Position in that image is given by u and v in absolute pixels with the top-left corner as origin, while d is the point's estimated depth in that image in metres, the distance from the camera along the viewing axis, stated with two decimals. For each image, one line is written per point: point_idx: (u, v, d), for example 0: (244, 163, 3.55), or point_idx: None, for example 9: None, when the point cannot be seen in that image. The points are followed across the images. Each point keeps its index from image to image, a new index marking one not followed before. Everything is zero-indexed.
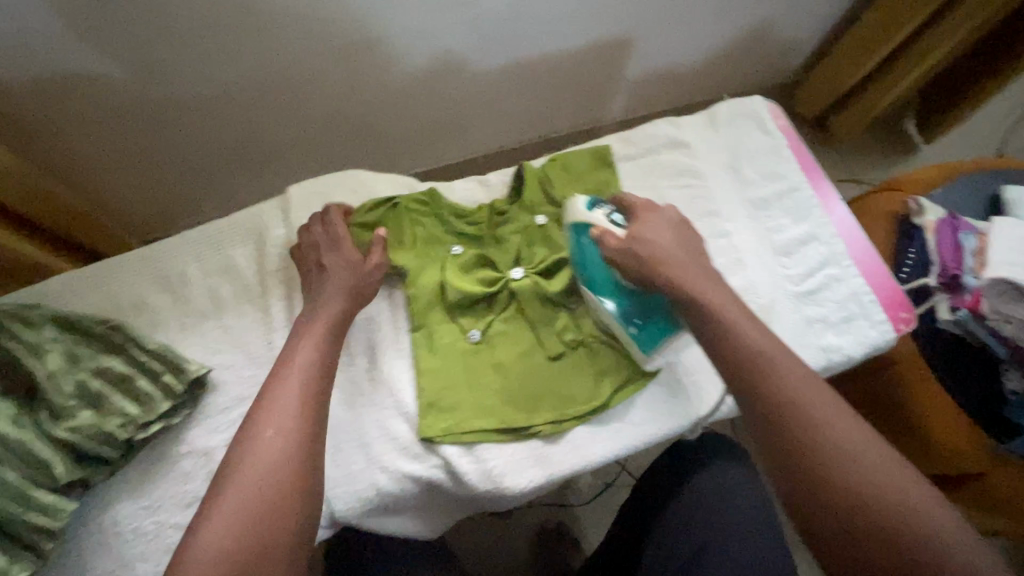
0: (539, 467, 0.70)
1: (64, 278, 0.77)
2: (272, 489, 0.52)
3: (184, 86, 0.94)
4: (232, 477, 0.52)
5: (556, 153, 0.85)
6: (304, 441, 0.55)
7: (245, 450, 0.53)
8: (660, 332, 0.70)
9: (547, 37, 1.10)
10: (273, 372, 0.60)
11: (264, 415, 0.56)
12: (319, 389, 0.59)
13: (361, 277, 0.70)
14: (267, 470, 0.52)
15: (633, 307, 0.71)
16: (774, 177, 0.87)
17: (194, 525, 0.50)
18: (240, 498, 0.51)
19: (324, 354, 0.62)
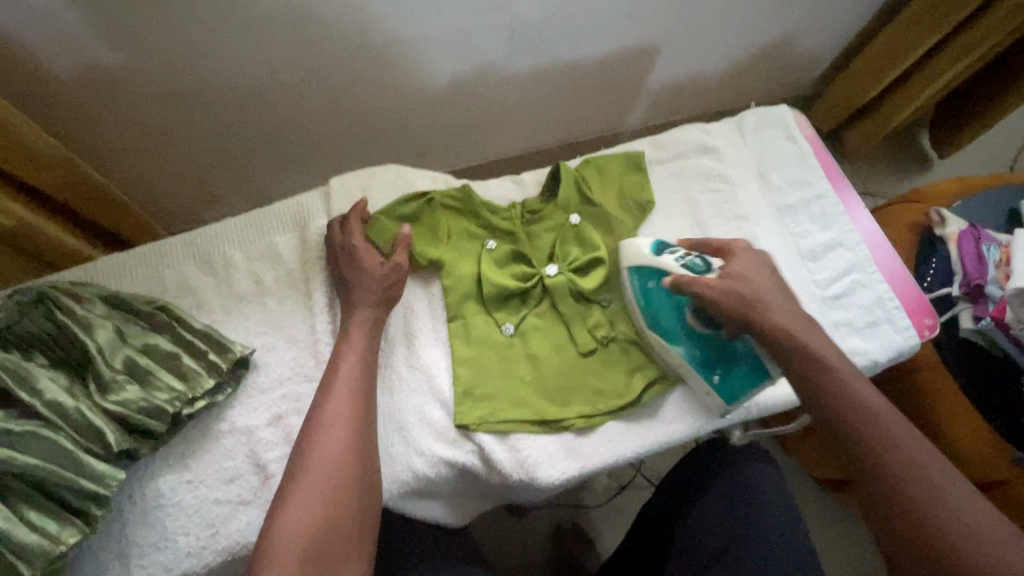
0: (571, 460, 0.72)
1: (110, 260, 0.79)
2: (340, 471, 0.57)
3: (227, 82, 0.95)
4: (302, 460, 0.58)
5: (590, 154, 0.87)
6: (362, 429, 0.61)
7: (313, 437, 0.59)
8: (749, 380, 0.70)
9: (577, 42, 1.13)
10: (328, 369, 0.65)
11: (325, 406, 0.61)
12: (369, 384, 0.65)
13: (396, 271, 0.73)
14: (334, 456, 0.58)
15: (712, 355, 0.72)
16: (801, 185, 0.89)
17: (274, 506, 0.55)
18: (312, 479, 0.56)
19: (371, 353, 0.68)
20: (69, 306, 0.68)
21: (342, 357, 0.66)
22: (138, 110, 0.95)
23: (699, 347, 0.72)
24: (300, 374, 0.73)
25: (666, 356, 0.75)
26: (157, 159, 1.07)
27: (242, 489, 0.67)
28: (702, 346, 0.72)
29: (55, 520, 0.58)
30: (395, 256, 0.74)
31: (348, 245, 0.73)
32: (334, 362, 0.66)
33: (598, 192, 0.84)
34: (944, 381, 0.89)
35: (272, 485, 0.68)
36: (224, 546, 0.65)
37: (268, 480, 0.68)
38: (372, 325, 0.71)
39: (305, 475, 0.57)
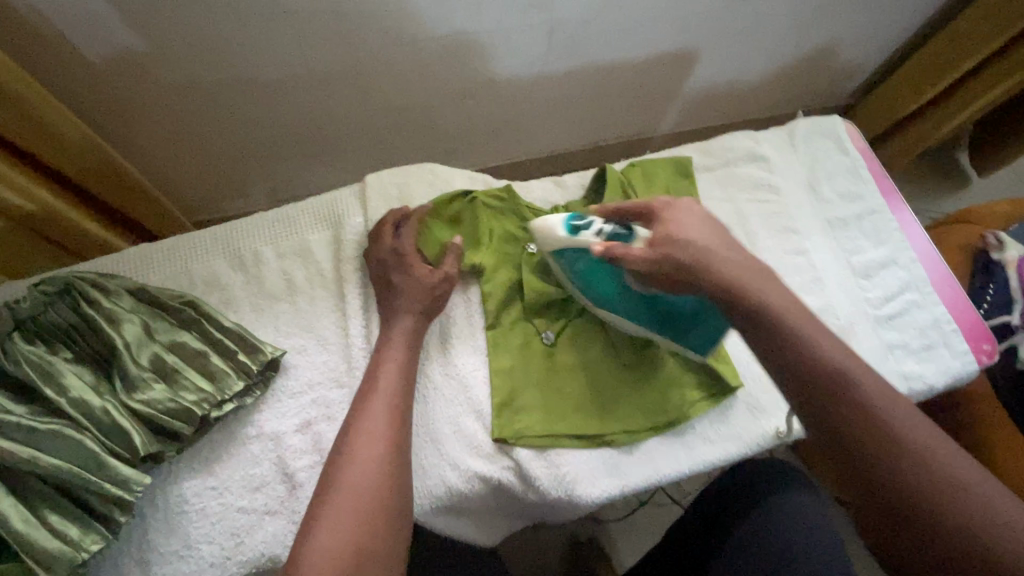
0: (611, 477, 0.69)
1: (138, 251, 0.77)
2: (374, 487, 0.54)
3: (257, 74, 0.92)
4: (336, 473, 0.55)
5: (635, 159, 0.85)
6: (398, 443, 0.58)
7: (348, 450, 0.56)
8: (709, 329, 0.68)
9: (618, 44, 1.09)
10: (365, 380, 0.63)
11: (362, 418, 0.59)
12: (407, 395, 0.63)
13: (446, 281, 0.71)
14: (369, 473, 0.55)
15: (664, 316, 0.69)
16: (853, 198, 0.85)
17: (310, 521, 0.52)
18: (346, 496, 0.53)
19: (409, 362, 0.65)
20: (96, 299, 0.66)
21: (380, 366, 0.64)
22: (166, 98, 0.92)
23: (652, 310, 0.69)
24: (330, 378, 0.70)
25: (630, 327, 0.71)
26: (182, 149, 1.04)
27: (268, 498, 0.64)
28: (652, 310, 0.69)
29: (78, 525, 0.56)
30: (446, 265, 0.71)
31: (396, 249, 0.71)
32: (371, 372, 0.63)
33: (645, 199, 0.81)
34: (999, 414, 0.86)
35: (299, 495, 0.65)
36: (248, 557, 0.62)
37: (295, 489, 0.65)
38: (409, 330, 0.68)
39: (338, 490, 0.54)
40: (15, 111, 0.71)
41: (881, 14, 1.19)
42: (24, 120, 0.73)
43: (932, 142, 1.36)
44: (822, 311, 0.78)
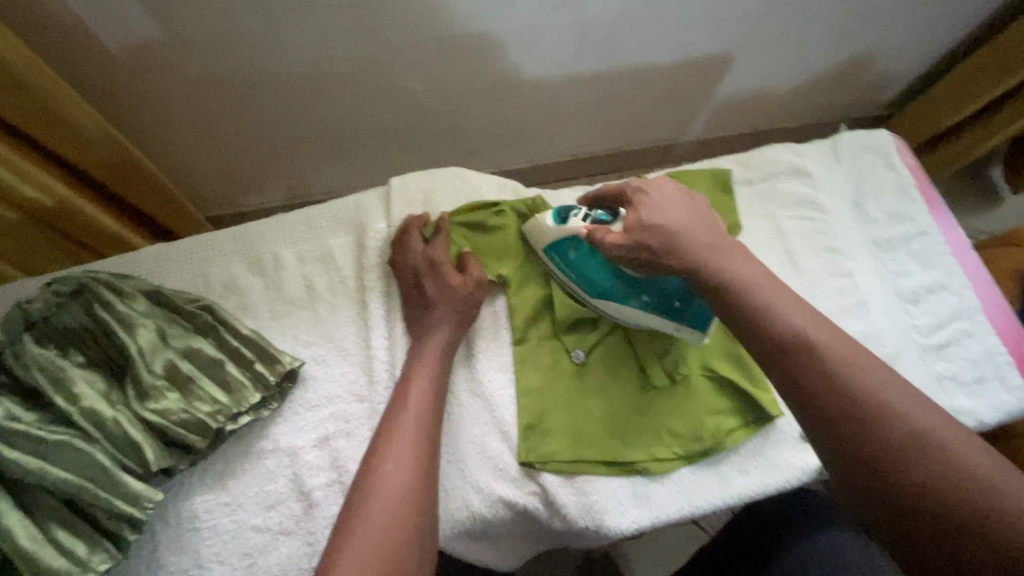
0: (641, 507, 0.66)
1: (155, 251, 0.74)
2: (399, 519, 0.51)
3: (278, 69, 0.89)
4: (361, 503, 0.52)
5: (672, 170, 0.81)
6: (423, 471, 0.55)
7: (373, 479, 0.53)
8: (696, 310, 0.66)
9: (652, 48, 1.04)
10: (392, 403, 0.60)
11: (388, 443, 0.56)
12: (435, 418, 0.60)
13: (478, 290, 0.69)
14: (394, 499, 0.52)
15: (650, 298, 0.66)
16: (901, 218, 0.81)
17: (332, 548, 0.49)
18: (371, 522, 0.50)
19: (437, 382, 0.62)
20: (111, 302, 0.63)
21: (407, 386, 0.61)
22: (185, 90, 0.89)
23: (640, 294, 0.67)
24: (351, 392, 0.67)
25: (621, 315, 0.69)
26: (199, 143, 1.01)
27: (283, 517, 0.61)
28: (639, 293, 0.67)
29: (86, 542, 0.53)
30: (473, 271, 0.69)
31: (430, 256, 0.69)
32: (399, 394, 0.60)
33: None
34: None
35: (315, 516, 0.62)
36: None
37: (312, 508, 0.62)
38: (434, 345, 0.65)
39: (362, 515, 0.50)
40: (28, 103, 0.68)
41: (928, 23, 1.12)
42: (39, 112, 0.70)
43: (971, 158, 1.28)
44: (866, 338, 0.74)
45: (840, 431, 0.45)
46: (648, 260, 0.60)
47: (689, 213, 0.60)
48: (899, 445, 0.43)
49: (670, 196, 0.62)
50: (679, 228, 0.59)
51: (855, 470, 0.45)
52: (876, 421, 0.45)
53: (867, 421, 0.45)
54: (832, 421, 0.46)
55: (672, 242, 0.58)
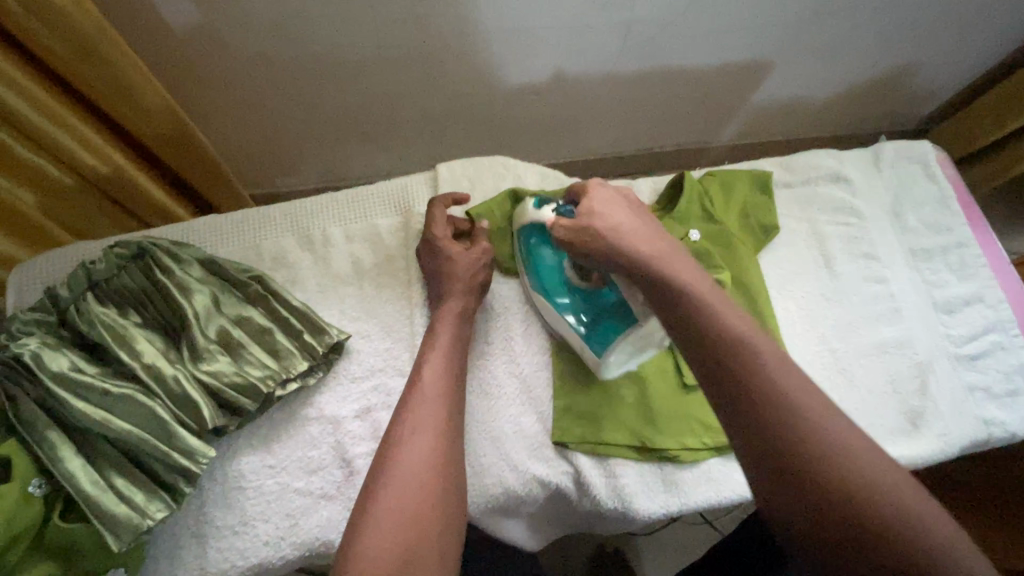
0: (669, 494, 0.67)
1: (207, 221, 0.77)
2: (428, 481, 0.53)
3: (328, 48, 0.90)
4: (383, 477, 0.52)
5: (715, 169, 0.83)
6: (448, 446, 0.56)
7: (395, 453, 0.54)
8: (612, 328, 0.66)
9: (696, 50, 1.04)
10: (410, 381, 0.60)
11: (411, 419, 0.56)
12: (455, 394, 0.61)
13: (484, 258, 0.71)
14: (427, 462, 0.54)
15: (582, 304, 0.69)
16: (939, 229, 0.81)
17: (366, 500, 0.51)
18: (401, 482, 0.52)
19: (456, 360, 0.64)
20: (169, 266, 0.66)
21: (424, 364, 0.62)
22: (236, 69, 0.91)
23: (574, 297, 0.70)
24: (393, 366, 0.69)
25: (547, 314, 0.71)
26: (244, 121, 1.03)
27: (325, 482, 0.64)
28: (575, 296, 0.70)
29: (143, 492, 0.56)
30: (481, 242, 0.72)
31: (430, 239, 0.71)
32: (419, 365, 0.62)
33: (721, 211, 0.80)
34: None
35: (356, 483, 0.64)
36: (303, 540, 0.61)
37: (353, 476, 0.64)
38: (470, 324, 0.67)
39: (394, 474, 0.52)
40: (102, 76, 0.71)
41: (972, 39, 1.11)
42: (111, 86, 0.72)
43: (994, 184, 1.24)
44: (900, 344, 0.75)
45: (775, 459, 0.44)
46: (591, 248, 0.58)
47: (645, 223, 0.59)
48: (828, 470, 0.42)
49: (625, 196, 0.62)
50: (629, 227, 0.58)
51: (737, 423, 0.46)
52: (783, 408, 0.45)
53: (805, 446, 0.43)
54: (771, 450, 0.44)
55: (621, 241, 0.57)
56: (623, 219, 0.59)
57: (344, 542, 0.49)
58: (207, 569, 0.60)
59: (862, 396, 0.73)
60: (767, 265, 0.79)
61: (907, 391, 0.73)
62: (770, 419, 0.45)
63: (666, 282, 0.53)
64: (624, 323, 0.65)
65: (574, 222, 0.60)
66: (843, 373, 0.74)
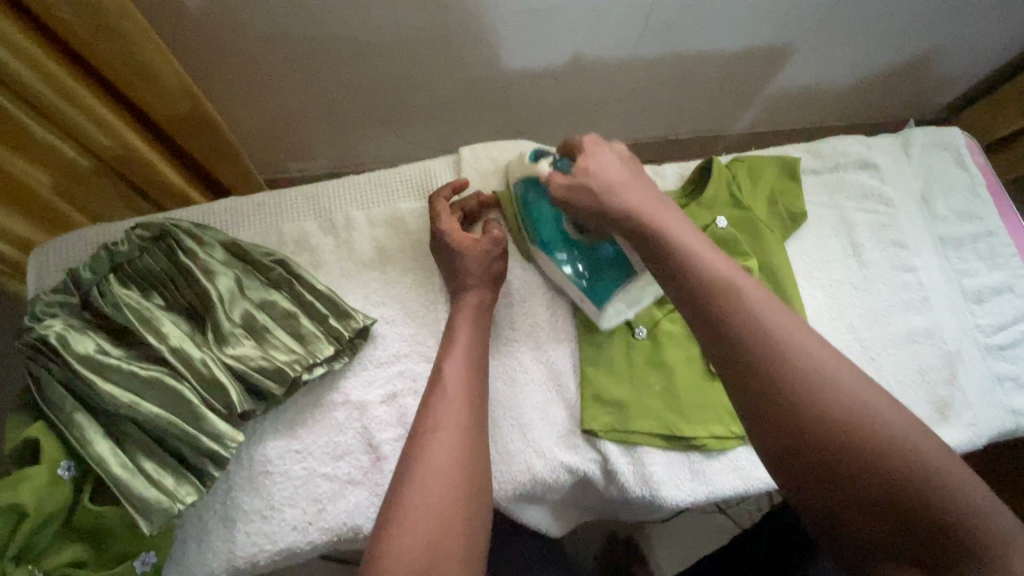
0: (696, 482, 0.67)
1: (229, 203, 0.75)
2: (460, 463, 0.52)
3: (346, 28, 0.88)
4: (415, 457, 0.52)
5: (743, 155, 0.82)
6: (476, 436, 0.54)
7: (423, 445, 0.52)
8: (614, 281, 0.67)
9: (720, 34, 1.01)
10: (434, 375, 0.59)
11: (437, 412, 0.55)
12: (480, 384, 0.60)
13: (496, 246, 0.69)
14: (458, 443, 0.53)
15: (581, 260, 0.69)
16: (969, 217, 0.81)
17: (399, 481, 0.50)
18: (433, 462, 0.51)
19: (479, 348, 0.63)
20: (191, 248, 0.65)
21: (447, 356, 0.60)
22: (251, 49, 0.89)
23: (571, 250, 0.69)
24: (418, 352, 0.68)
25: (550, 270, 0.71)
26: (257, 102, 1.00)
27: (351, 468, 0.63)
28: (574, 251, 0.69)
29: (172, 475, 0.55)
30: (492, 230, 0.70)
31: (438, 229, 0.70)
32: (444, 349, 0.61)
33: (749, 198, 0.79)
34: None
35: (383, 468, 0.64)
36: (331, 525, 0.61)
37: (380, 461, 0.64)
38: (483, 308, 0.67)
39: (424, 454, 0.52)
40: (123, 56, 0.68)
41: (1004, 24, 1.08)
42: (132, 66, 0.70)
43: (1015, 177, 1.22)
44: (930, 333, 0.75)
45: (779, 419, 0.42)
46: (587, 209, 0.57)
47: (637, 179, 0.58)
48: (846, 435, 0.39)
49: (617, 153, 0.61)
50: (622, 184, 0.57)
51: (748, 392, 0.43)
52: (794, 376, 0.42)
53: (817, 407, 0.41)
54: (777, 412, 0.42)
55: (619, 199, 0.56)
56: (616, 175, 0.58)
57: (378, 523, 0.48)
58: (235, 553, 0.60)
59: (890, 385, 0.72)
60: (794, 253, 0.78)
61: (936, 380, 0.73)
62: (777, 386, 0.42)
63: (659, 235, 0.52)
64: (625, 275, 0.67)
65: (570, 179, 0.58)
66: (871, 363, 0.73)
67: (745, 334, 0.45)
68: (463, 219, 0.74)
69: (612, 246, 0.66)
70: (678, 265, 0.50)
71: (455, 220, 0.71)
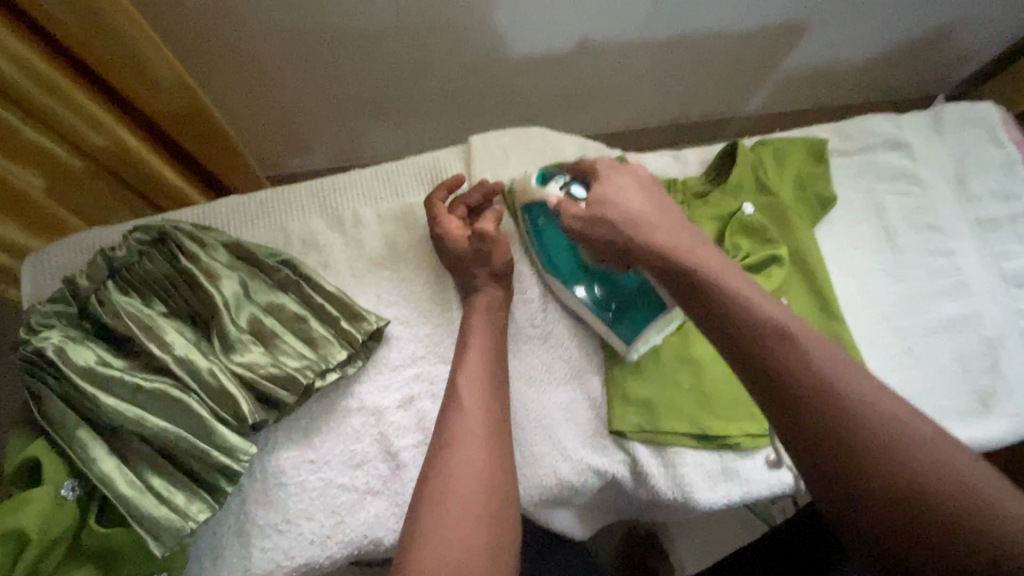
0: (730, 483, 0.64)
1: (231, 202, 0.72)
2: (487, 472, 0.49)
3: (341, 13, 0.83)
4: (439, 467, 0.49)
5: (766, 137, 0.78)
6: (499, 444, 0.52)
7: (441, 458, 0.50)
8: (642, 312, 0.64)
9: (735, 12, 0.97)
10: (453, 379, 0.56)
11: (455, 420, 0.52)
12: (499, 389, 0.57)
13: (489, 244, 0.64)
14: (483, 451, 0.50)
15: (603, 289, 0.66)
16: (1006, 198, 0.77)
17: (424, 492, 0.48)
18: (458, 472, 0.48)
19: (499, 351, 0.60)
20: (194, 251, 0.61)
21: (463, 360, 0.58)
22: (244, 40, 0.85)
23: (593, 281, 0.66)
24: (435, 353, 0.65)
25: (571, 304, 0.67)
26: (252, 96, 0.96)
27: (369, 476, 0.60)
28: (595, 281, 0.66)
29: (183, 492, 0.53)
30: (483, 229, 0.64)
31: (438, 230, 0.66)
32: (461, 351, 0.59)
33: (775, 181, 0.75)
34: None
35: (403, 476, 0.61)
36: (351, 538, 0.58)
37: (399, 469, 0.61)
38: (500, 306, 0.64)
39: (449, 465, 0.49)
40: (114, 50, 0.64)
41: None
42: (124, 60, 0.66)
43: None
44: (969, 320, 0.71)
45: (824, 435, 0.39)
46: (608, 240, 0.57)
47: (654, 206, 0.57)
48: (896, 462, 0.37)
49: (635, 179, 0.60)
50: (641, 214, 0.56)
51: (783, 408, 0.41)
52: (830, 393, 0.40)
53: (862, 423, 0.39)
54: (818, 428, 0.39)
55: (639, 230, 0.55)
56: (635, 205, 0.57)
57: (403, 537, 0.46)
58: (252, 570, 0.57)
59: (929, 376, 0.69)
60: (825, 240, 0.74)
61: (976, 369, 0.70)
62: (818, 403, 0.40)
63: (679, 264, 0.51)
64: (654, 307, 0.64)
65: (587, 209, 0.58)
66: (908, 352, 0.70)
67: (779, 358, 0.42)
68: (468, 213, 0.69)
69: (638, 277, 0.63)
70: (703, 293, 0.49)
71: (457, 220, 0.67)
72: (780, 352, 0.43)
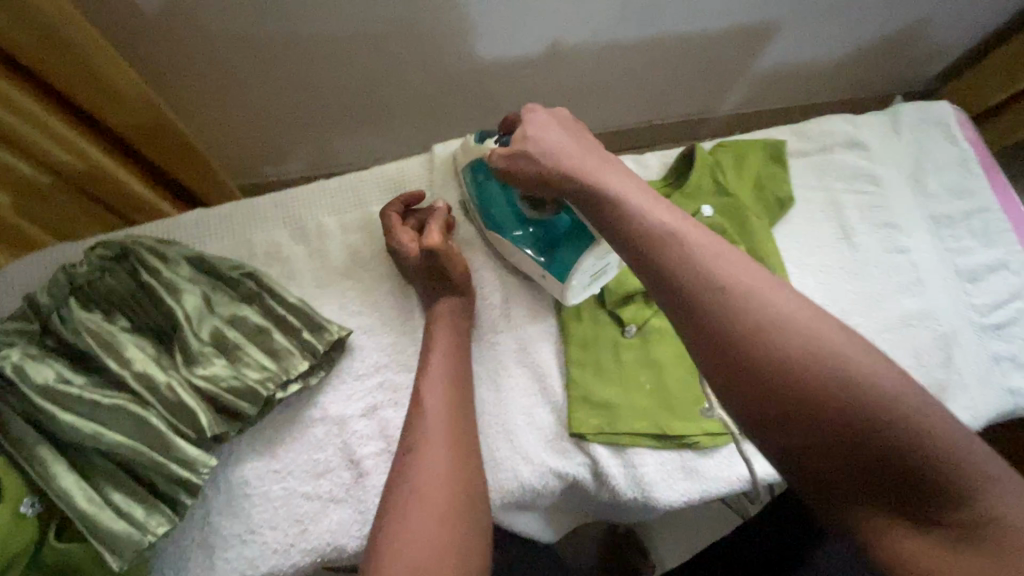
0: (690, 481, 0.65)
1: (195, 215, 0.72)
2: (448, 479, 0.50)
3: (302, 22, 0.83)
4: (402, 477, 0.50)
5: (726, 139, 0.79)
6: (458, 453, 0.52)
7: (405, 468, 0.51)
8: (570, 251, 0.62)
9: (698, 15, 0.98)
10: (417, 389, 0.57)
11: (418, 428, 0.53)
12: (459, 396, 0.58)
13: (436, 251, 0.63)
14: (443, 458, 0.51)
15: (538, 236, 0.65)
16: (962, 195, 0.78)
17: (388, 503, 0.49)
18: (422, 480, 0.49)
19: (460, 358, 0.61)
20: (155, 266, 0.62)
21: (425, 368, 0.59)
22: (206, 51, 0.85)
23: (529, 229, 0.66)
24: (397, 361, 0.66)
25: (515, 256, 0.68)
26: (220, 106, 0.96)
27: (333, 485, 0.61)
28: (530, 229, 0.66)
29: (143, 506, 0.54)
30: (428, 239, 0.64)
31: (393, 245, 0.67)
32: (422, 358, 0.60)
33: (734, 182, 0.76)
34: None
35: (365, 484, 0.61)
36: (314, 546, 0.59)
37: (362, 477, 0.62)
38: (461, 314, 0.64)
39: (410, 474, 0.50)
40: (69, 63, 0.65)
41: None
42: (80, 74, 0.66)
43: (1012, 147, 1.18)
44: (925, 315, 0.73)
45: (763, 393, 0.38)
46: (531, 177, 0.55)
47: (579, 143, 0.56)
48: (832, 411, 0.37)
49: (561, 120, 0.59)
50: (563, 148, 0.55)
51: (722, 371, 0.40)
52: (767, 349, 0.39)
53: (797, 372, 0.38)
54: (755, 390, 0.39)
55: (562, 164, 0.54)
56: (558, 141, 0.55)
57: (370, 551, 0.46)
58: None
59: None
60: (784, 240, 0.76)
61: (932, 363, 0.71)
62: (751, 358, 0.39)
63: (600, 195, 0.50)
64: (583, 243, 0.61)
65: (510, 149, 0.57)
66: None
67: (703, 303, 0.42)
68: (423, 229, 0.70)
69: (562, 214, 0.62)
70: (624, 225, 0.48)
71: (410, 233, 0.68)
72: (698, 291, 0.42)
